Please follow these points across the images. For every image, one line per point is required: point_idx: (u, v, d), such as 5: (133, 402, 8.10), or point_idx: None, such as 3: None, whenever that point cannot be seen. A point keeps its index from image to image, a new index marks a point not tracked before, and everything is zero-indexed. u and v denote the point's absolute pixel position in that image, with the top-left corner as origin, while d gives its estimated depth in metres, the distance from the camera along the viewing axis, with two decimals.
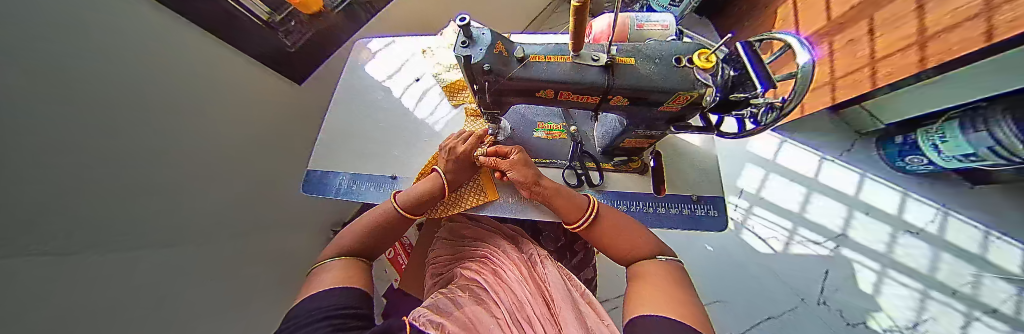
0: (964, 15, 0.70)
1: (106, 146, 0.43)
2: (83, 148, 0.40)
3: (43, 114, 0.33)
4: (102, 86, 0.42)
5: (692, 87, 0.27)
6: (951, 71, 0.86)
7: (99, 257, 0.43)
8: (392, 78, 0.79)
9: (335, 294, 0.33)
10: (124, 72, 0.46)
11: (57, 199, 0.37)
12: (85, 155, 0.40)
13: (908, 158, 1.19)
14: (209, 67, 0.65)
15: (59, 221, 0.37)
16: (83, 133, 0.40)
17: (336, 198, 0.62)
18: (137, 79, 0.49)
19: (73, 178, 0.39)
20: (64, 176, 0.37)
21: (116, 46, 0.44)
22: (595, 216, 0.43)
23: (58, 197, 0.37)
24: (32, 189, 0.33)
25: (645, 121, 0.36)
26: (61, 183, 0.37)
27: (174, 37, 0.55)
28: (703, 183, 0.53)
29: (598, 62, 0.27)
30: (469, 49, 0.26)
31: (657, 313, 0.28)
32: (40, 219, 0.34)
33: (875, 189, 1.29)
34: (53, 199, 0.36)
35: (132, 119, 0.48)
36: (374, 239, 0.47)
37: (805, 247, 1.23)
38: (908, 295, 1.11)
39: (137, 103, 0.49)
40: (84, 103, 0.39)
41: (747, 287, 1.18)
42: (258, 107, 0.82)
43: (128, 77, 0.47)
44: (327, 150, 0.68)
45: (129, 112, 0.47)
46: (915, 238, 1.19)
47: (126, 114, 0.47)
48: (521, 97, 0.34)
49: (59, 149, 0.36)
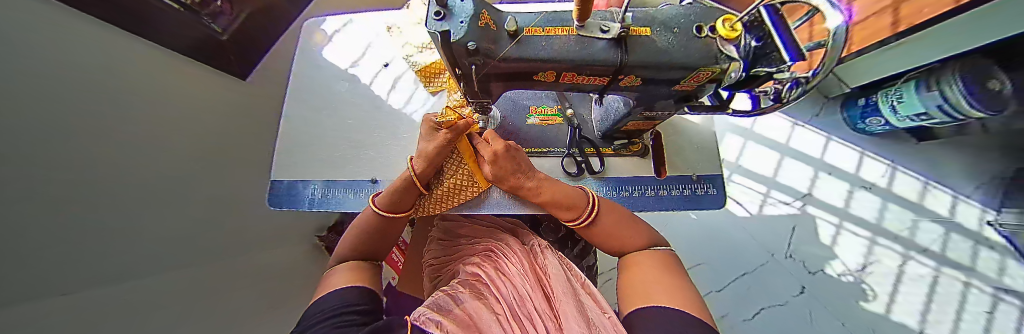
0: None
1: (63, 167, 0.38)
2: (40, 169, 0.34)
3: None
4: (36, 99, 0.35)
5: (713, 62, 0.24)
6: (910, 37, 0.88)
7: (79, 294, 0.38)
8: (356, 64, 0.69)
9: (339, 293, 0.30)
10: (54, 86, 0.38)
11: (26, 238, 0.32)
12: (41, 181, 0.34)
13: (869, 120, 1.27)
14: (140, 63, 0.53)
15: (30, 251, 0.32)
16: (35, 160, 0.34)
17: (311, 210, 0.55)
18: (68, 91, 0.40)
19: (35, 194, 0.33)
20: (25, 191, 0.32)
21: (32, 48, 0.35)
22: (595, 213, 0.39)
23: (26, 222, 0.32)
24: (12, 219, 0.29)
25: (654, 101, 0.32)
26: (29, 210, 0.32)
27: (75, 30, 0.43)
28: (703, 161, 0.52)
29: (608, 34, 0.22)
30: (446, 21, 0.20)
31: (654, 303, 0.26)
32: (14, 253, 0.30)
33: (838, 149, 1.39)
34: (25, 231, 0.32)
35: (82, 132, 0.41)
36: (368, 246, 0.41)
37: (776, 207, 1.33)
38: (858, 243, 1.25)
39: (85, 113, 0.42)
40: (33, 120, 0.34)
41: (725, 250, 1.28)
42: (210, 110, 0.70)
43: (59, 83, 0.38)
44: (291, 155, 0.59)
45: (76, 122, 0.40)
46: (868, 192, 1.32)
47: (74, 129, 0.40)
48: (515, 81, 0.28)
49: (17, 173, 0.31)
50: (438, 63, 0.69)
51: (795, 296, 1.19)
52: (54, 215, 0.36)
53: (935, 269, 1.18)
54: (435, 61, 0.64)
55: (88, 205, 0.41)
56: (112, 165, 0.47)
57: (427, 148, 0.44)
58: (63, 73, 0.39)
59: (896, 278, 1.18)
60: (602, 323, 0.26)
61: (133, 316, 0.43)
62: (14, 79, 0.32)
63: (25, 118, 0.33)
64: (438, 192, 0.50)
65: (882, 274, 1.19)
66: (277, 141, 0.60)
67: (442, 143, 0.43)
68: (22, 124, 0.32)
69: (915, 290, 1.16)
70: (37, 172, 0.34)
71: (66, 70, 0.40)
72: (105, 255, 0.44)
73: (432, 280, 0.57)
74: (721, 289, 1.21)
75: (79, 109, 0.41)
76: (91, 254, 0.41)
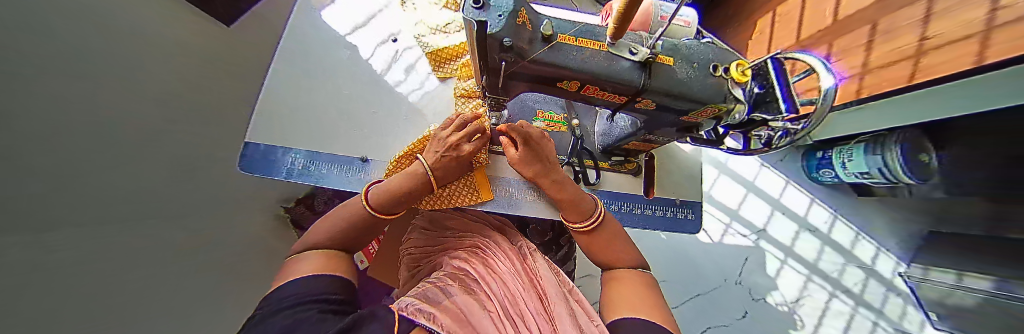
0: (903, 55, 0.82)
1: None
2: None
3: None
4: None
5: (722, 100, 0.25)
6: (863, 105, 1.01)
7: None
8: (355, 33, 0.64)
9: (309, 281, 0.29)
10: None
11: None
12: None
13: (823, 170, 1.40)
14: None
15: None
16: None
17: (288, 180, 0.50)
18: None
19: None
20: None
21: None
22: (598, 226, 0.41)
23: None
24: None
25: (662, 127, 0.34)
26: None
27: None
28: (688, 188, 0.55)
29: (636, 57, 0.23)
30: (485, 12, 0.19)
31: (633, 315, 0.28)
32: None
33: (794, 193, 1.56)
34: None
35: None
36: (349, 233, 0.39)
37: (735, 237, 1.46)
38: (798, 278, 1.41)
39: None
40: None
41: (685, 271, 1.38)
42: None
43: None
44: (271, 118, 0.54)
45: None
46: (811, 235, 1.49)
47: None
48: (536, 85, 0.29)
49: None
50: (451, 48, 0.67)
51: (738, 318, 1.32)
52: None
53: (853, 308, 1.36)
54: (449, 46, 0.62)
55: None
56: (26, 97, 0.39)
57: (448, 156, 0.41)
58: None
59: (821, 312, 1.35)
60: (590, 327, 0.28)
61: None
62: None
63: None
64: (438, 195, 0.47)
65: (811, 307, 1.36)
66: (258, 100, 0.54)
67: (465, 155, 0.42)
68: None
69: (834, 324, 1.33)
70: None
71: None
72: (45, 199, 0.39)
73: (410, 269, 0.56)
74: (676, 306, 1.31)
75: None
76: None
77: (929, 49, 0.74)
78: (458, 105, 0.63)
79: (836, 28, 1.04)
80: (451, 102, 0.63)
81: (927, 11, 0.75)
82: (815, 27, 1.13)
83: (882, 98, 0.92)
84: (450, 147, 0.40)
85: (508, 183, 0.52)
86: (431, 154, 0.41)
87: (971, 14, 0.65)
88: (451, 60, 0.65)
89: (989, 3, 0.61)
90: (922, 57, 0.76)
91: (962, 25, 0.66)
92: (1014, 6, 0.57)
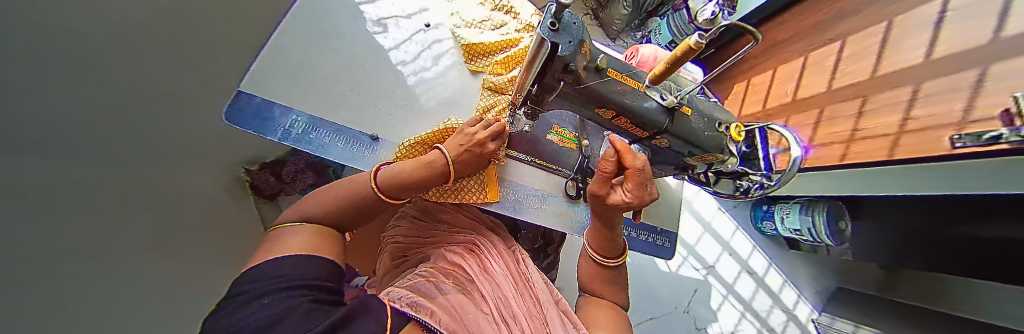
0: (837, 139, 1.01)
1: None
2: None
3: None
4: None
5: (719, 151, 0.34)
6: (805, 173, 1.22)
7: None
8: (372, 3, 0.65)
9: (301, 261, 0.28)
10: None
11: None
12: None
13: (764, 222, 1.61)
14: None
15: None
16: None
17: (285, 143, 0.46)
18: None
19: None
20: None
21: None
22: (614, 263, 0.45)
23: None
24: None
25: (665, 161, 0.40)
26: None
27: None
28: (668, 219, 0.62)
29: (665, 101, 0.29)
30: (559, 36, 0.22)
31: None
32: None
33: (741, 238, 1.78)
34: None
35: None
36: (347, 210, 0.37)
37: (689, 269, 1.62)
38: (734, 313, 1.59)
39: None
40: None
41: (643, 295, 1.49)
42: None
43: None
44: (279, 74, 0.50)
45: None
46: (750, 277, 1.70)
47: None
48: (572, 106, 0.33)
49: None
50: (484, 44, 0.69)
51: None
52: None
53: None
54: (484, 42, 0.65)
55: None
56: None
57: (469, 150, 0.42)
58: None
59: None
60: None
61: None
62: None
63: None
64: (449, 187, 0.47)
65: None
66: (264, 52, 0.50)
67: (485, 153, 0.44)
68: None
69: None
70: None
71: None
72: None
73: (394, 259, 0.55)
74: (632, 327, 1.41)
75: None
76: None
77: (856, 139, 0.93)
78: (484, 97, 0.66)
79: (792, 105, 1.25)
80: (477, 94, 0.66)
81: (860, 108, 0.94)
82: (776, 101, 1.34)
83: (818, 171, 1.11)
84: (477, 142, 0.42)
85: (513, 189, 0.50)
86: (452, 147, 0.42)
87: (892, 117, 0.83)
88: (484, 57, 0.68)
89: (901, 113, 0.80)
90: (851, 144, 0.95)
91: (884, 124, 0.85)
92: (919, 119, 0.75)
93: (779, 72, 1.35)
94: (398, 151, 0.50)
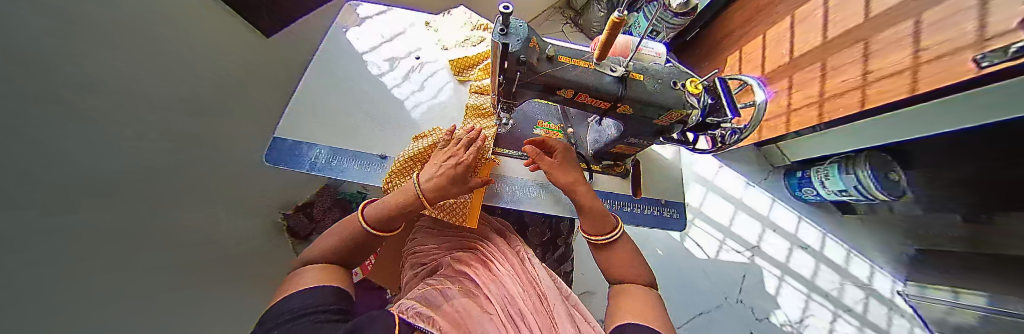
0: (849, 88, 0.97)
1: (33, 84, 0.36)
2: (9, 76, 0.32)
3: None
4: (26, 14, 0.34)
5: (682, 107, 0.35)
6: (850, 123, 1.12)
7: None
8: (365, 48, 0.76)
9: (311, 292, 0.33)
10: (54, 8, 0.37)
11: None
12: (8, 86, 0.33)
13: (804, 190, 1.55)
14: None
15: None
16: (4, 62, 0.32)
17: (309, 172, 0.55)
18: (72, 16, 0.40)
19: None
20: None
21: None
22: (615, 237, 0.46)
23: None
24: None
25: (640, 131, 0.43)
26: None
27: None
28: (671, 190, 0.62)
29: (615, 73, 0.34)
30: (507, 37, 0.28)
31: (641, 322, 0.32)
32: None
33: (784, 212, 1.64)
34: None
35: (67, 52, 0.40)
36: (351, 247, 0.44)
37: (730, 254, 1.51)
38: (799, 296, 1.43)
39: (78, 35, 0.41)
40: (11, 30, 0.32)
41: (687, 288, 1.40)
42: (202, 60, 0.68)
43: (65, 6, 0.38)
44: (299, 118, 0.61)
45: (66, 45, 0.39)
46: (805, 252, 1.53)
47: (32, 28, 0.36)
48: (539, 94, 0.38)
49: None
50: (469, 58, 0.79)
51: None
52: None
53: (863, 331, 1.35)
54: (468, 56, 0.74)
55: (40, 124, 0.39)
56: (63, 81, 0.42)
57: (445, 179, 0.46)
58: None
59: None
60: None
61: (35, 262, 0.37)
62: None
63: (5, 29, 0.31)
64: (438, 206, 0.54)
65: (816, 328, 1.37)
66: (289, 105, 0.63)
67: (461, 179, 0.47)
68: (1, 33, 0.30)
69: None
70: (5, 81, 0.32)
71: None
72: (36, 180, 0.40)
73: (413, 267, 0.59)
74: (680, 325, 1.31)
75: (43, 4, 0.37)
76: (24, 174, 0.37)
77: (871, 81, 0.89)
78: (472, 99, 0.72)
79: (791, 64, 1.22)
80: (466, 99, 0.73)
81: (865, 52, 0.90)
82: (773, 64, 1.33)
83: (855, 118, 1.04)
84: (450, 169, 0.46)
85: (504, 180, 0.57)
86: (429, 177, 0.46)
87: (903, 52, 0.78)
88: (470, 68, 0.77)
89: (910, 48, 0.76)
90: (867, 87, 0.90)
91: (897, 61, 0.80)
92: (930, 49, 0.71)
93: (768, 36, 1.34)
94: (394, 165, 0.57)
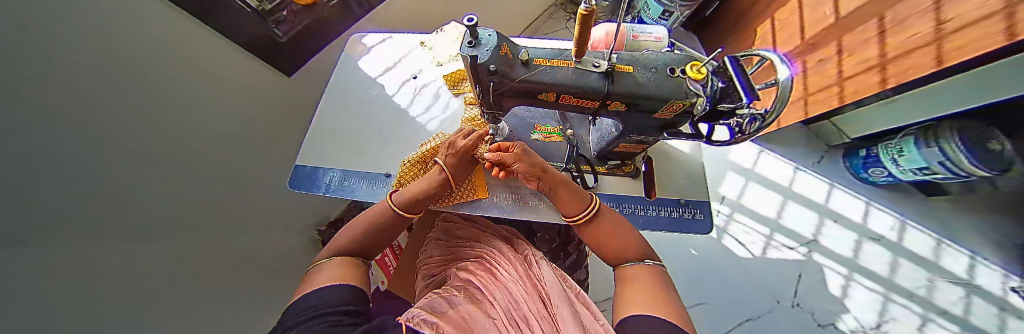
0: (920, 42, 0.79)
1: (88, 139, 0.42)
2: (65, 135, 0.38)
3: (30, 104, 0.32)
4: (85, 82, 0.40)
5: (684, 96, 0.33)
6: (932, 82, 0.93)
7: (63, 267, 0.39)
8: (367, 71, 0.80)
9: (328, 291, 0.33)
10: (109, 74, 0.44)
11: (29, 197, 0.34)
12: (64, 145, 0.38)
13: (871, 170, 1.34)
14: (198, 61, 0.63)
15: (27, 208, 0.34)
16: (61, 124, 0.37)
17: (325, 195, 0.61)
18: (122, 78, 0.47)
19: (50, 158, 0.36)
20: (46, 154, 0.36)
21: (103, 39, 0.43)
22: (595, 212, 0.45)
23: (38, 177, 0.35)
24: (13, 180, 0.32)
25: (638, 128, 0.41)
26: (37, 169, 0.35)
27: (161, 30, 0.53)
28: (692, 188, 0.55)
29: (599, 69, 0.34)
30: (475, 49, 0.33)
31: (642, 314, 0.30)
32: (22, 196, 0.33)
33: (843, 198, 1.43)
34: (33, 185, 0.35)
35: (119, 108, 0.47)
36: (372, 239, 0.46)
37: (780, 251, 1.32)
38: (873, 298, 1.22)
39: (127, 92, 0.48)
40: (69, 97, 0.37)
41: (729, 290, 1.25)
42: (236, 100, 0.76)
43: (115, 69, 0.45)
44: (315, 145, 0.67)
45: (116, 101, 0.46)
46: (877, 244, 1.33)
47: (103, 91, 0.43)
48: (523, 99, 0.40)
49: (33, 141, 0.33)
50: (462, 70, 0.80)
51: None
52: (59, 181, 0.38)
53: None
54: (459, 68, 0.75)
55: (98, 171, 0.45)
56: (129, 132, 0.49)
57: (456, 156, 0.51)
58: (108, 37, 0.43)
59: None
60: None
61: (94, 294, 0.43)
62: (68, 64, 0.37)
63: (62, 97, 0.36)
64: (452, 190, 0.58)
65: None
66: (308, 131, 0.68)
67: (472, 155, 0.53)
68: (57, 101, 0.36)
69: None
70: (61, 140, 0.38)
71: (126, 62, 0.47)
72: (100, 222, 0.47)
73: (425, 279, 0.58)
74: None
75: (123, 72, 0.46)
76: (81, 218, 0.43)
77: (948, 33, 0.72)
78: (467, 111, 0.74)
79: (839, 26, 1.03)
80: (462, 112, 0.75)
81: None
82: (815, 29, 1.14)
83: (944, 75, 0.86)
84: (454, 147, 0.50)
85: (496, 193, 0.60)
86: (443, 155, 0.52)
87: None
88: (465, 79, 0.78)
89: None
90: (943, 42, 0.73)
91: (976, 5, 0.64)
92: None
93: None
94: (403, 169, 0.60)
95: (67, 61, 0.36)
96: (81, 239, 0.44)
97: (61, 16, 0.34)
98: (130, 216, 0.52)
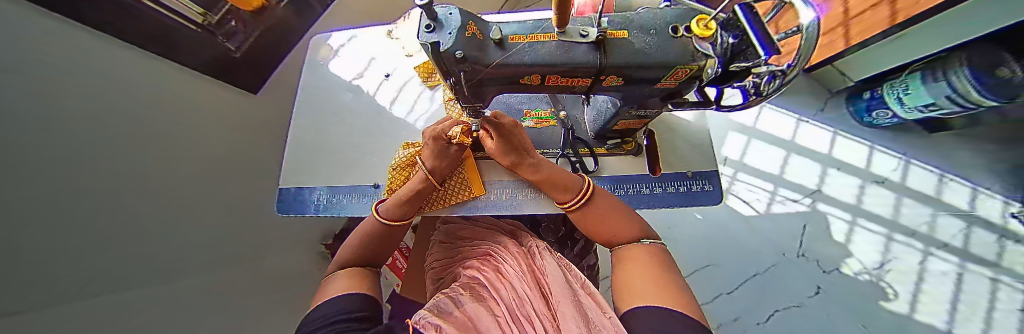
0: None
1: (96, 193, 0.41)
2: (66, 195, 0.37)
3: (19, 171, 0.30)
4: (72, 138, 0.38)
5: (690, 59, 0.29)
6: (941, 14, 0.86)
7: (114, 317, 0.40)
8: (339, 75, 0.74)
9: (340, 300, 0.31)
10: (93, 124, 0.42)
11: (52, 260, 0.34)
12: (70, 204, 0.37)
13: (875, 113, 1.30)
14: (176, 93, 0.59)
15: (56, 270, 0.34)
16: (57, 185, 0.36)
17: (316, 215, 0.58)
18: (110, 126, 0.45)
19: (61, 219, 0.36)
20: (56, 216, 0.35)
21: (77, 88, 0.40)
22: (585, 199, 0.42)
23: (55, 240, 0.35)
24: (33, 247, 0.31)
25: (638, 99, 0.37)
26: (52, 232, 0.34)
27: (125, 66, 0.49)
28: (698, 158, 0.53)
29: (587, 38, 0.29)
30: (436, 33, 0.28)
31: (647, 304, 0.26)
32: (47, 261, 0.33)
33: (846, 144, 1.40)
34: (53, 248, 0.34)
35: (116, 156, 0.45)
36: (373, 248, 0.43)
37: (785, 205, 1.32)
38: (876, 239, 1.24)
39: (116, 140, 0.46)
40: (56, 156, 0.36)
41: (737, 250, 1.26)
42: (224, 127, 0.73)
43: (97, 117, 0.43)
44: (297, 164, 0.62)
45: (113, 150, 0.45)
46: (880, 187, 1.32)
47: (90, 141, 0.41)
48: (503, 84, 0.36)
49: (37, 206, 0.32)
50: None
51: (811, 296, 1.17)
52: (77, 239, 0.38)
53: (960, 265, 1.18)
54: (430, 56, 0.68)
55: (113, 221, 0.45)
56: (129, 178, 0.48)
57: (434, 154, 0.48)
58: (79, 85, 0.40)
59: (917, 275, 1.17)
60: (600, 321, 0.28)
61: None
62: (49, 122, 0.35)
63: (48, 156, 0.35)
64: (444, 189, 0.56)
65: (902, 271, 1.18)
66: (287, 148, 0.64)
67: (453, 150, 0.49)
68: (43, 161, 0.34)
69: (939, 286, 1.15)
70: (65, 199, 0.37)
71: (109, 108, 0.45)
72: (136, 268, 0.48)
73: (433, 282, 0.57)
74: (731, 292, 1.20)
75: (104, 119, 0.44)
76: (115, 268, 0.44)
77: None
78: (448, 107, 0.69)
79: None
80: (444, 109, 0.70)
81: None
82: None
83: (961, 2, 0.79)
84: (427, 136, 0.47)
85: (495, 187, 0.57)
86: (425, 152, 0.49)
87: None
88: None
89: None
90: None
91: None
92: None
93: None
94: (392, 174, 0.57)
95: (42, 120, 0.34)
96: (128, 287, 0.45)
97: (19, 69, 0.32)
98: (157, 259, 0.52)
